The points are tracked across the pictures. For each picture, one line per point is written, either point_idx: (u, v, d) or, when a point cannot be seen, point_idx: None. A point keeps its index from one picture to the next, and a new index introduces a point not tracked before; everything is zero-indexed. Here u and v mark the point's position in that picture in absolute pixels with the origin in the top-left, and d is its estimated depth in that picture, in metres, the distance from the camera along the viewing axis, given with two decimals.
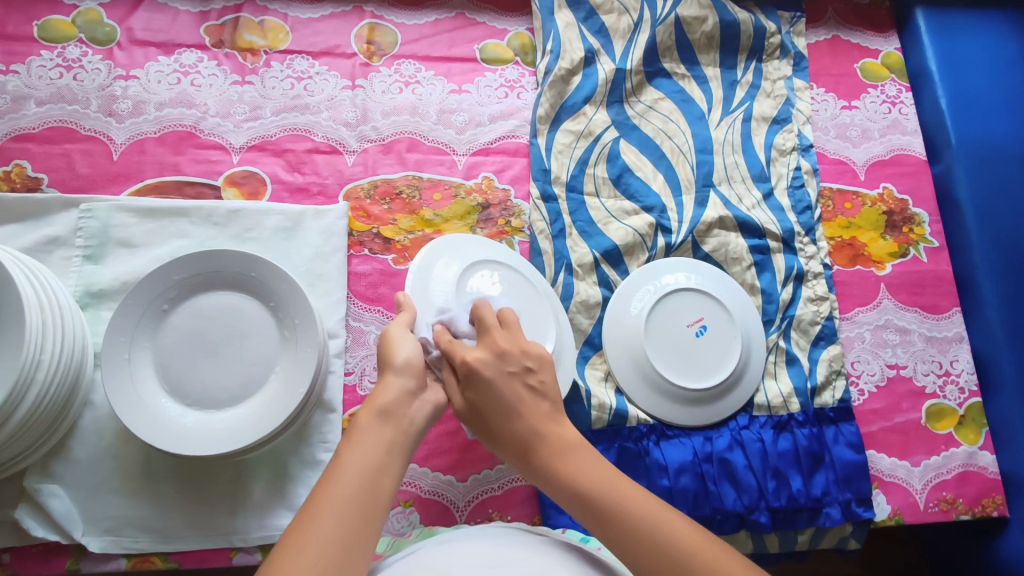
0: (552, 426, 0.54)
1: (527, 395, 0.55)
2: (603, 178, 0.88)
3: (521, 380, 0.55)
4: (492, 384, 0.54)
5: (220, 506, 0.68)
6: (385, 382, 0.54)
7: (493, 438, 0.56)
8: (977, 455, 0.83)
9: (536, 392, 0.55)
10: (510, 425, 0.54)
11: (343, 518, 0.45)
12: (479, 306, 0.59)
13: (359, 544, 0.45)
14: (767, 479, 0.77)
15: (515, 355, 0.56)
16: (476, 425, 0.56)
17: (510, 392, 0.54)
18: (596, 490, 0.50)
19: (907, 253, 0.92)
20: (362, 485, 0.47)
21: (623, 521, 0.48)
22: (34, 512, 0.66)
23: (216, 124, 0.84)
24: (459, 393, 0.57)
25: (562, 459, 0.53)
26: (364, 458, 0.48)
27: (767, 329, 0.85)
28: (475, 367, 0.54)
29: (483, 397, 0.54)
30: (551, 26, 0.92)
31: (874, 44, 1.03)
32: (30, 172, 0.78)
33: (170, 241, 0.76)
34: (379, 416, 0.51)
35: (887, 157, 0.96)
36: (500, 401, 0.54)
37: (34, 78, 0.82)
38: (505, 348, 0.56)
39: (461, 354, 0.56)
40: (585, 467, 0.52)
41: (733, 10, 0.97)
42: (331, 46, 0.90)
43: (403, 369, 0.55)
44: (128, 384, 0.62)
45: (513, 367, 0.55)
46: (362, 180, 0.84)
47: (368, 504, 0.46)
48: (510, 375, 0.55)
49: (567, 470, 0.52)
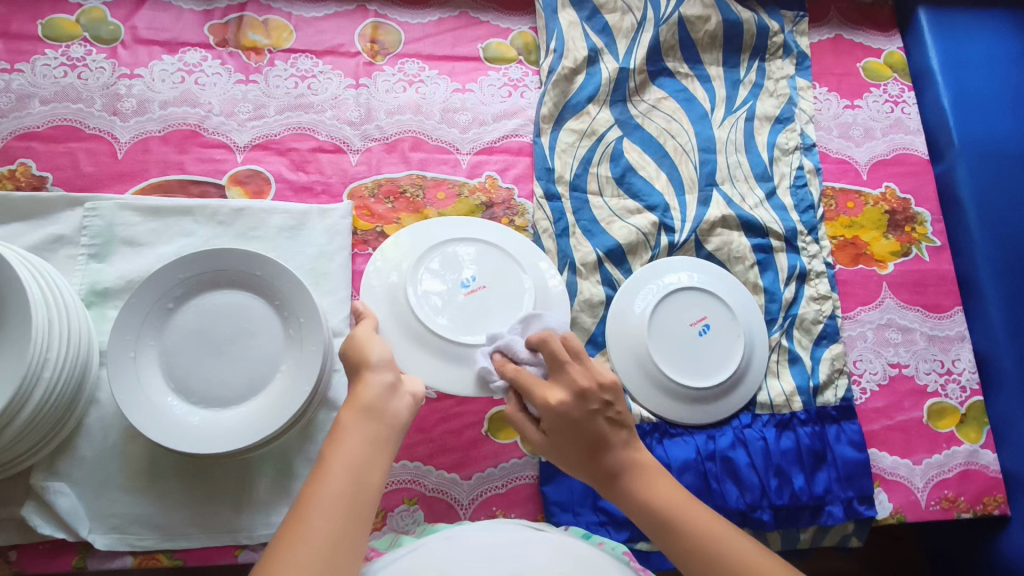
0: (635, 452, 0.57)
1: (609, 429, 0.56)
2: (606, 177, 0.88)
3: (604, 416, 0.56)
4: (577, 424, 0.56)
5: (225, 504, 0.69)
6: (365, 379, 0.55)
7: (576, 464, 0.58)
8: (979, 453, 0.83)
9: (616, 423, 0.57)
10: (601, 457, 0.56)
11: (334, 514, 0.45)
12: (545, 339, 0.59)
13: (351, 539, 0.45)
14: (770, 477, 0.78)
15: (598, 391, 0.56)
16: (558, 455, 0.58)
17: (595, 429, 0.56)
18: (673, 512, 0.53)
19: (909, 252, 0.92)
20: (350, 480, 0.47)
21: (696, 545, 0.51)
22: (40, 510, 0.66)
23: (220, 123, 0.84)
24: (537, 428, 0.59)
25: (639, 481, 0.55)
26: (352, 453, 0.49)
27: (770, 328, 0.85)
28: (561, 411, 0.55)
29: (566, 435, 0.56)
30: (554, 26, 0.92)
31: (877, 43, 1.03)
32: (35, 171, 0.78)
33: (175, 239, 0.76)
34: (363, 413, 0.52)
35: (890, 156, 0.97)
36: (587, 436, 0.56)
37: (38, 77, 0.82)
38: (584, 386, 0.56)
39: (542, 396, 0.56)
40: (663, 488, 0.55)
41: (736, 9, 0.97)
42: (335, 44, 0.90)
43: (379, 366, 0.56)
44: (133, 382, 0.62)
45: (596, 404, 0.56)
46: (366, 179, 0.85)
47: (356, 499, 0.47)
48: (596, 414, 0.56)
49: (645, 493, 0.55)
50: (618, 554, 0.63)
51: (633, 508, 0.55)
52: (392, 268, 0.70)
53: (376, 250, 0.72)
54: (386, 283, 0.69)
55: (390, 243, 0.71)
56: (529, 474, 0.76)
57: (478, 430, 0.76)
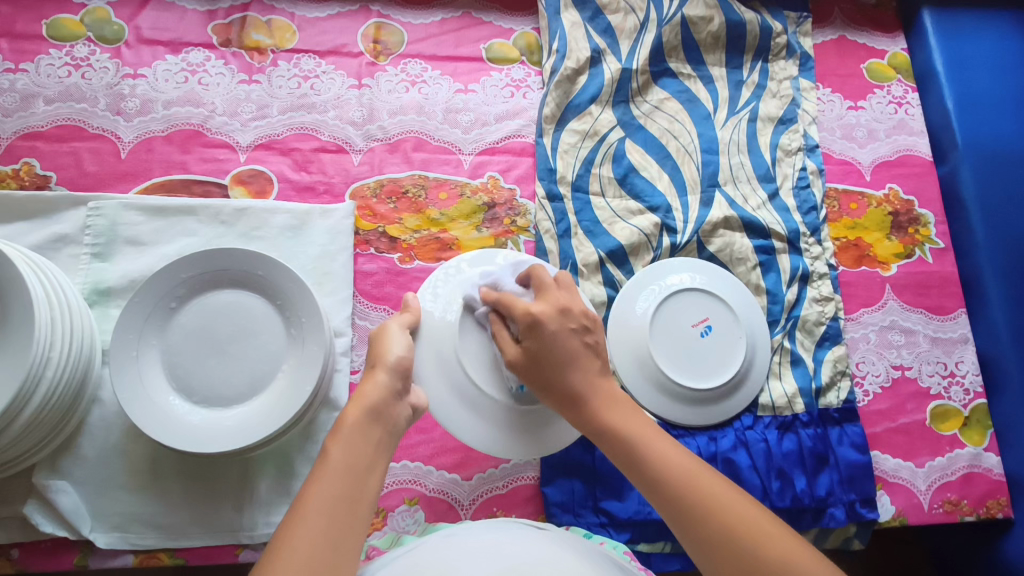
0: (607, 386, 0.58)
1: (584, 351, 0.58)
2: (608, 178, 0.88)
3: (581, 339, 0.58)
4: (553, 338, 0.57)
5: (227, 503, 0.69)
6: (374, 378, 0.55)
7: (545, 389, 0.58)
8: (982, 456, 0.83)
9: (592, 348, 0.59)
10: (566, 376, 0.57)
11: (333, 515, 0.45)
12: (537, 268, 0.62)
13: (349, 541, 0.45)
14: (771, 479, 0.78)
15: (577, 314, 0.59)
16: (529, 375, 0.59)
17: (569, 347, 0.58)
18: (635, 435, 0.55)
19: (913, 254, 0.91)
20: (349, 481, 0.48)
21: (651, 472, 0.53)
22: (42, 508, 0.66)
23: (223, 123, 0.84)
24: (515, 344, 0.60)
25: (602, 406, 0.57)
26: (351, 455, 0.49)
27: (772, 329, 0.85)
28: (539, 320, 0.57)
29: (545, 356, 0.57)
30: (557, 26, 0.92)
31: (881, 44, 1.03)
32: (39, 170, 0.79)
33: (178, 239, 0.76)
34: (367, 414, 0.52)
35: (894, 157, 0.96)
36: (557, 354, 0.57)
37: (42, 77, 0.82)
38: (567, 305, 0.59)
39: (524, 307, 0.59)
40: (632, 420, 0.56)
41: (739, 10, 0.97)
42: (337, 45, 0.90)
43: (394, 367, 0.56)
44: (135, 382, 0.63)
45: (575, 325, 0.58)
46: (369, 179, 0.85)
47: (355, 503, 0.47)
48: (570, 333, 0.58)
49: (606, 414, 0.57)
50: (618, 554, 0.63)
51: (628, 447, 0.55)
52: (443, 305, 0.66)
53: (423, 287, 0.68)
54: (434, 317, 0.66)
55: (435, 280, 0.68)
56: (530, 475, 0.76)
57: None
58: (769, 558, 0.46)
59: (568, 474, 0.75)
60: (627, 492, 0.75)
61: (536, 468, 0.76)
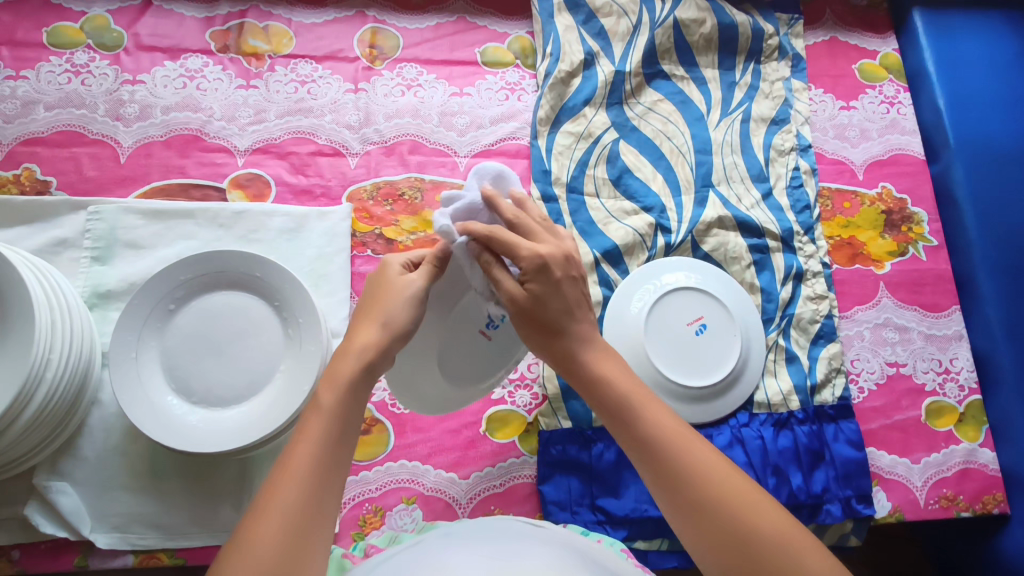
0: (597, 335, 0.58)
1: (585, 305, 0.58)
2: (602, 179, 0.89)
3: (579, 287, 0.57)
4: (560, 285, 0.55)
5: (225, 503, 0.69)
6: (368, 331, 0.52)
7: (541, 337, 0.57)
8: (977, 452, 0.83)
9: (587, 299, 0.58)
10: (569, 326, 0.56)
11: (313, 480, 0.45)
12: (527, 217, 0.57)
13: (326, 507, 0.46)
14: (767, 475, 0.78)
15: (576, 260, 0.57)
16: (529, 318, 0.55)
17: (572, 294, 0.56)
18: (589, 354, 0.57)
19: (906, 252, 0.92)
20: (333, 445, 0.47)
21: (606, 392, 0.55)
22: (43, 509, 0.67)
23: (221, 127, 0.85)
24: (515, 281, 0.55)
25: (581, 334, 0.57)
26: (340, 415, 0.49)
27: (766, 327, 0.85)
28: (549, 263, 0.54)
29: (550, 292, 0.55)
30: (551, 30, 0.93)
31: (873, 45, 1.04)
32: (39, 175, 0.80)
33: (176, 243, 0.77)
34: (364, 372, 0.51)
35: (886, 156, 0.97)
36: (564, 301, 0.56)
37: (43, 84, 0.83)
38: (568, 252, 0.57)
39: (531, 246, 0.54)
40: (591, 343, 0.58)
41: (731, 13, 0.98)
42: (334, 50, 0.91)
43: (393, 331, 0.53)
44: (133, 382, 0.63)
45: (575, 272, 0.57)
46: (365, 182, 0.86)
47: (334, 467, 0.47)
48: (572, 281, 0.56)
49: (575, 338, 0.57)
50: (614, 550, 0.64)
51: (592, 388, 0.56)
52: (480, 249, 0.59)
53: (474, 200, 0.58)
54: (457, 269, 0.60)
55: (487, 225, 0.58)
56: (528, 473, 0.76)
57: (476, 430, 0.77)
58: (711, 491, 0.48)
59: (564, 471, 0.76)
60: (624, 489, 0.76)
61: (533, 467, 0.76)
